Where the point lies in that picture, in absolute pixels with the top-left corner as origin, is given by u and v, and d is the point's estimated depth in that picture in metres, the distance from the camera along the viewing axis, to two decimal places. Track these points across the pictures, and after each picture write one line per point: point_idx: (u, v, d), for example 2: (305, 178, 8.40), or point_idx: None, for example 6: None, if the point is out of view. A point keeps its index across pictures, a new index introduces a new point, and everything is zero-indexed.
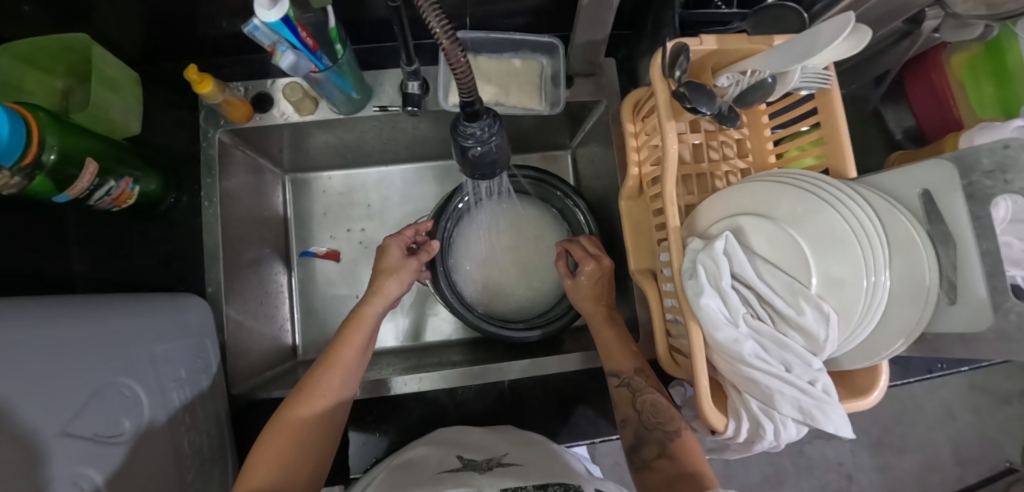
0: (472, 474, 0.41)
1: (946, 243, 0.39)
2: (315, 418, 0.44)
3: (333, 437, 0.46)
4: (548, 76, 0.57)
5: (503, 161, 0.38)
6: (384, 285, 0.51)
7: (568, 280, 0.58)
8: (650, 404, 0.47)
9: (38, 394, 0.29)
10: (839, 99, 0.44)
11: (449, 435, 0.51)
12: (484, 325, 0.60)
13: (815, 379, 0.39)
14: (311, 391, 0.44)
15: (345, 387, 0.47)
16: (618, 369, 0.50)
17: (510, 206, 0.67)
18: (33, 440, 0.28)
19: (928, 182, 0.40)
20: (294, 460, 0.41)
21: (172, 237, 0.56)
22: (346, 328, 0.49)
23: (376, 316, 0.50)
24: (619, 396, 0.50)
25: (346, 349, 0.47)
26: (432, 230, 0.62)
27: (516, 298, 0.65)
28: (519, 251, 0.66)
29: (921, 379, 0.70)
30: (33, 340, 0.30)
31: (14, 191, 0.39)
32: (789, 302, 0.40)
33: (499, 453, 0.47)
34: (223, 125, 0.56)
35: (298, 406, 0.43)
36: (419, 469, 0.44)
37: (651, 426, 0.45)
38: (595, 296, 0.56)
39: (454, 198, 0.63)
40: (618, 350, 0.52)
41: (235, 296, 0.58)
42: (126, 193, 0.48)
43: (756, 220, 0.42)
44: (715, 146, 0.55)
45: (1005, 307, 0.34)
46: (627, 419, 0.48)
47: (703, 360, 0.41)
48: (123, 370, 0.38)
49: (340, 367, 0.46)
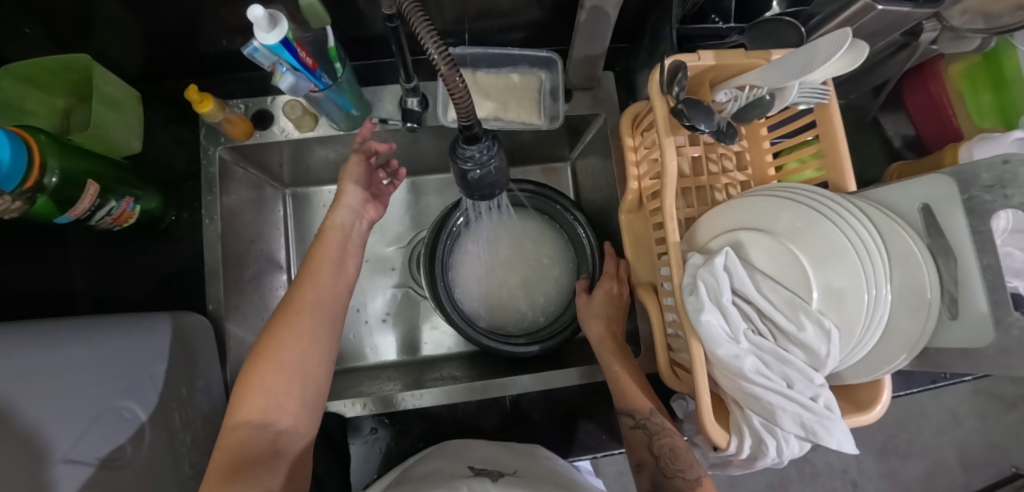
0: (484, 481, 0.42)
1: (947, 257, 0.39)
2: (302, 336, 0.41)
3: (325, 351, 0.43)
4: (547, 91, 0.56)
5: (503, 181, 0.37)
6: (342, 192, 0.50)
7: (583, 293, 0.60)
8: (668, 450, 0.45)
9: (26, 426, 0.29)
10: (838, 113, 0.44)
11: (460, 447, 0.52)
12: (487, 343, 0.59)
13: (817, 395, 0.39)
14: (287, 309, 0.42)
15: (326, 300, 0.44)
16: (633, 410, 0.48)
17: (510, 221, 0.67)
18: (22, 476, 0.27)
19: (927, 197, 0.40)
20: (281, 380, 0.39)
21: (173, 254, 0.55)
22: (315, 243, 0.48)
23: (342, 227, 0.49)
24: (636, 439, 0.48)
25: (320, 262, 0.46)
26: (431, 249, 0.63)
27: (523, 311, 0.65)
28: (521, 265, 0.66)
29: (924, 389, 0.69)
30: (17, 374, 0.30)
31: (15, 215, 0.38)
32: (790, 318, 0.40)
33: (509, 468, 0.47)
34: (224, 142, 0.56)
35: (278, 325, 0.41)
36: (432, 478, 0.44)
37: (671, 474, 0.44)
38: (605, 317, 0.56)
39: (453, 213, 0.63)
40: (633, 391, 0.50)
41: (236, 313, 0.57)
42: (127, 212, 0.48)
43: (756, 235, 0.43)
44: (714, 158, 0.55)
45: (1006, 323, 0.34)
46: (644, 464, 0.46)
47: (704, 376, 0.41)
48: (123, 392, 0.38)
49: (313, 278, 0.45)
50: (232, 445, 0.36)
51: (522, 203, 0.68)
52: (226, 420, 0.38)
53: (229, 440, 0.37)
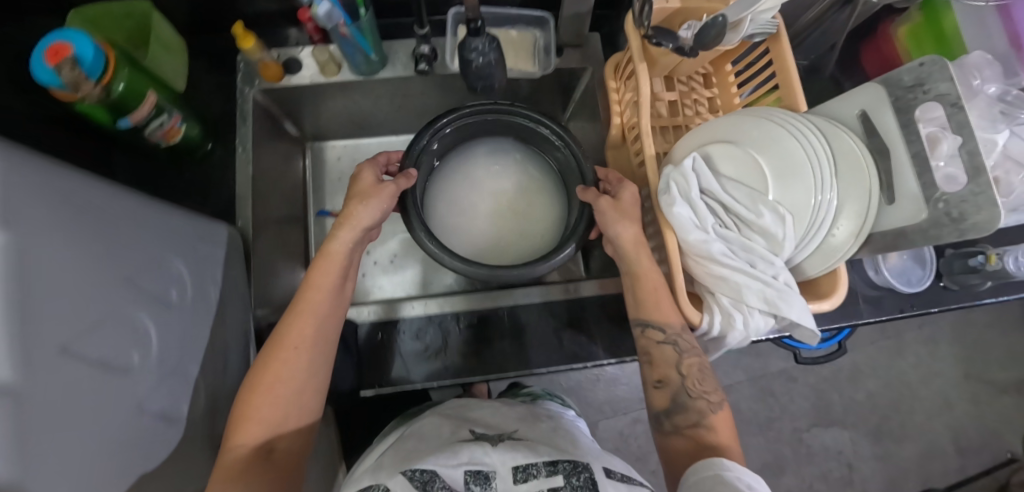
0: (484, 445, 0.45)
1: (882, 155, 0.45)
2: (292, 368, 0.45)
3: (316, 377, 0.47)
4: (540, 46, 0.64)
5: (499, 76, 0.51)
6: (356, 213, 0.50)
7: (604, 198, 0.52)
8: (696, 369, 0.49)
9: (106, 244, 0.34)
10: (789, 47, 0.51)
11: (460, 407, 0.58)
12: (507, 274, 0.51)
13: (777, 274, 0.45)
14: (281, 344, 0.45)
15: (321, 331, 0.47)
16: (665, 325, 0.49)
17: (489, 159, 0.68)
18: (94, 280, 0.32)
19: (865, 104, 0.47)
20: (271, 408, 0.44)
21: (205, 178, 0.61)
22: (313, 266, 0.49)
23: (346, 250, 0.50)
24: (663, 354, 0.49)
25: (314, 290, 0.48)
26: (402, 200, 0.55)
27: (521, 249, 0.64)
28: (504, 201, 0.67)
29: (894, 319, 0.67)
30: (100, 206, 0.35)
31: (94, 100, 0.45)
32: (750, 209, 0.46)
33: (510, 429, 0.51)
34: (258, 84, 0.62)
35: (272, 357, 0.45)
36: (434, 439, 0.48)
37: (694, 395, 0.48)
38: (637, 218, 0.52)
39: (416, 140, 0.57)
40: (668, 304, 0.49)
41: (261, 236, 0.62)
42: (174, 129, 0.53)
43: (723, 147, 0.49)
44: (689, 104, 0.63)
45: (934, 198, 0.40)
46: (667, 378, 0.49)
47: (678, 260, 0.48)
48: (176, 254, 0.42)
49: (309, 308, 0.47)
50: (230, 466, 0.41)
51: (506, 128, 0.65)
52: (226, 442, 0.43)
53: (229, 458, 0.42)
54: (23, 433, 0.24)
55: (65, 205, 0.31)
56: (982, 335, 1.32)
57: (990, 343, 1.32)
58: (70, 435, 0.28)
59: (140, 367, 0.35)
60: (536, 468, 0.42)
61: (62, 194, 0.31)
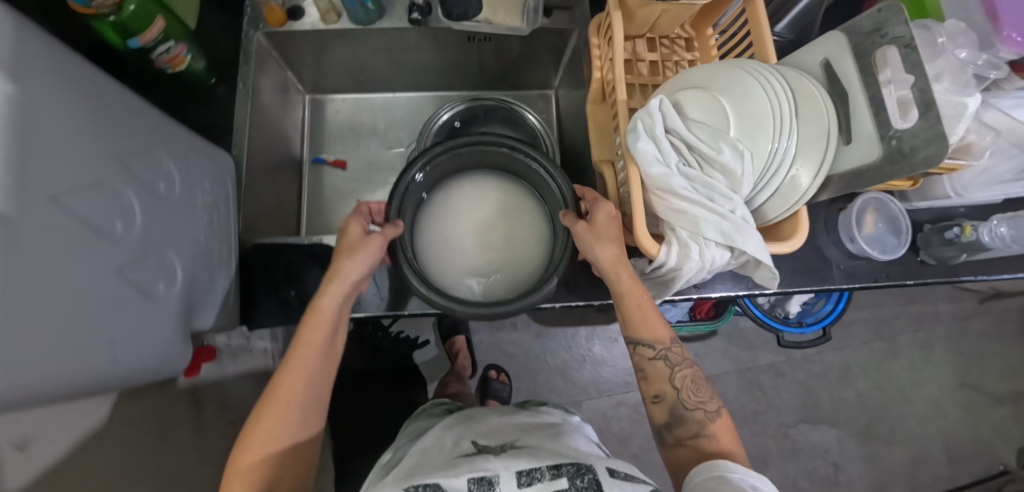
0: (487, 457, 0.45)
1: (841, 99, 0.47)
2: (283, 424, 0.47)
3: (306, 430, 0.49)
4: (530, 7, 0.66)
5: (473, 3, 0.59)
6: (344, 267, 0.52)
7: (578, 222, 0.54)
8: (690, 380, 0.53)
9: (103, 123, 0.37)
10: (762, 5, 0.54)
11: (465, 415, 0.60)
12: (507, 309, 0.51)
13: (733, 209, 0.46)
14: (272, 400, 0.47)
15: (311, 387, 0.49)
16: (655, 342, 0.54)
17: (470, 189, 0.68)
18: (89, 148, 0.35)
19: (827, 52, 0.49)
20: (264, 467, 0.46)
21: (206, 108, 0.65)
22: (304, 323, 0.51)
23: (336, 305, 0.52)
24: (655, 369, 0.54)
25: (306, 347, 0.50)
26: (393, 253, 0.55)
27: (519, 271, 0.64)
28: (491, 226, 0.67)
29: (866, 288, 0.67)
30: (101, 91, 0.38)
31: (108, 14, 0.48)
32: (711, 147, 0.48)
33: (511, 438, 0.52)
34: (262, 28, 0.65)
35: (263, 415, 0.47)
36: (438, 454, 0.49)
37: (692, 406, 0.52)
38: (614, 238, 0.53)
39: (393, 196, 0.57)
40: (658, 324, 0.54)
41: (255, 167, 0.66)
42: (180, 57, 0.58)
43: (692, 92, 0.50)
44: (671, 66, 0.65)
45: (886, 135, 0.42)
46: (662, 393, 0.53)
47: (639, 192, 0.50)
48: (165, 151, 0.46)
49: (301, 367, 0.49)
50: None
51: (487, 157, 0.66)
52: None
53: None
54: (18, 242, 0.27)
55: (70, 78, 0.35)
56: (981, 344, 1.30)
57: (988, 353, 1.29)
58: (56, 266, 0.31)
59: (123, 236, 0.38)
60: (540, 472, 0.41)
61: (68, 66, 0.35)
